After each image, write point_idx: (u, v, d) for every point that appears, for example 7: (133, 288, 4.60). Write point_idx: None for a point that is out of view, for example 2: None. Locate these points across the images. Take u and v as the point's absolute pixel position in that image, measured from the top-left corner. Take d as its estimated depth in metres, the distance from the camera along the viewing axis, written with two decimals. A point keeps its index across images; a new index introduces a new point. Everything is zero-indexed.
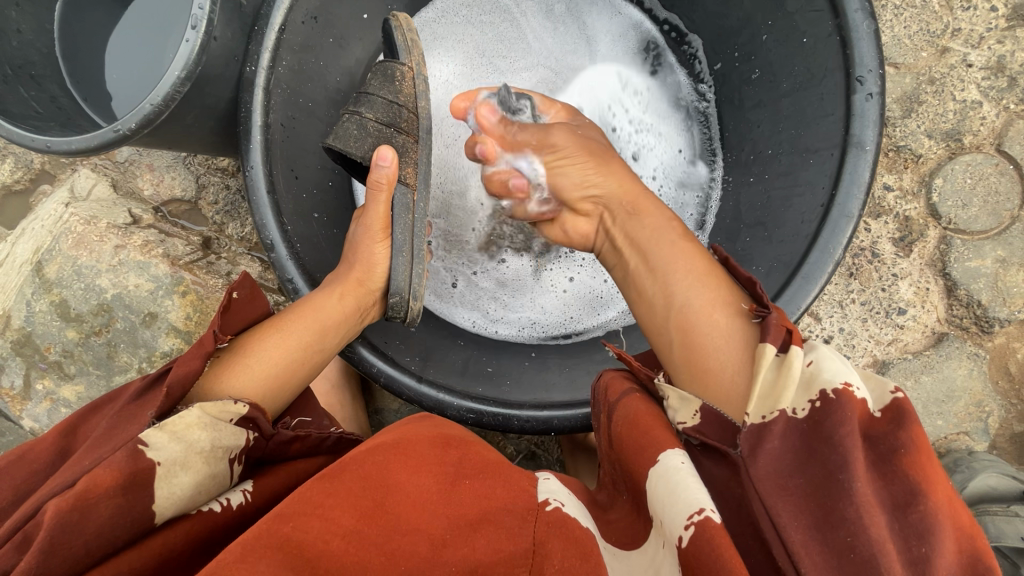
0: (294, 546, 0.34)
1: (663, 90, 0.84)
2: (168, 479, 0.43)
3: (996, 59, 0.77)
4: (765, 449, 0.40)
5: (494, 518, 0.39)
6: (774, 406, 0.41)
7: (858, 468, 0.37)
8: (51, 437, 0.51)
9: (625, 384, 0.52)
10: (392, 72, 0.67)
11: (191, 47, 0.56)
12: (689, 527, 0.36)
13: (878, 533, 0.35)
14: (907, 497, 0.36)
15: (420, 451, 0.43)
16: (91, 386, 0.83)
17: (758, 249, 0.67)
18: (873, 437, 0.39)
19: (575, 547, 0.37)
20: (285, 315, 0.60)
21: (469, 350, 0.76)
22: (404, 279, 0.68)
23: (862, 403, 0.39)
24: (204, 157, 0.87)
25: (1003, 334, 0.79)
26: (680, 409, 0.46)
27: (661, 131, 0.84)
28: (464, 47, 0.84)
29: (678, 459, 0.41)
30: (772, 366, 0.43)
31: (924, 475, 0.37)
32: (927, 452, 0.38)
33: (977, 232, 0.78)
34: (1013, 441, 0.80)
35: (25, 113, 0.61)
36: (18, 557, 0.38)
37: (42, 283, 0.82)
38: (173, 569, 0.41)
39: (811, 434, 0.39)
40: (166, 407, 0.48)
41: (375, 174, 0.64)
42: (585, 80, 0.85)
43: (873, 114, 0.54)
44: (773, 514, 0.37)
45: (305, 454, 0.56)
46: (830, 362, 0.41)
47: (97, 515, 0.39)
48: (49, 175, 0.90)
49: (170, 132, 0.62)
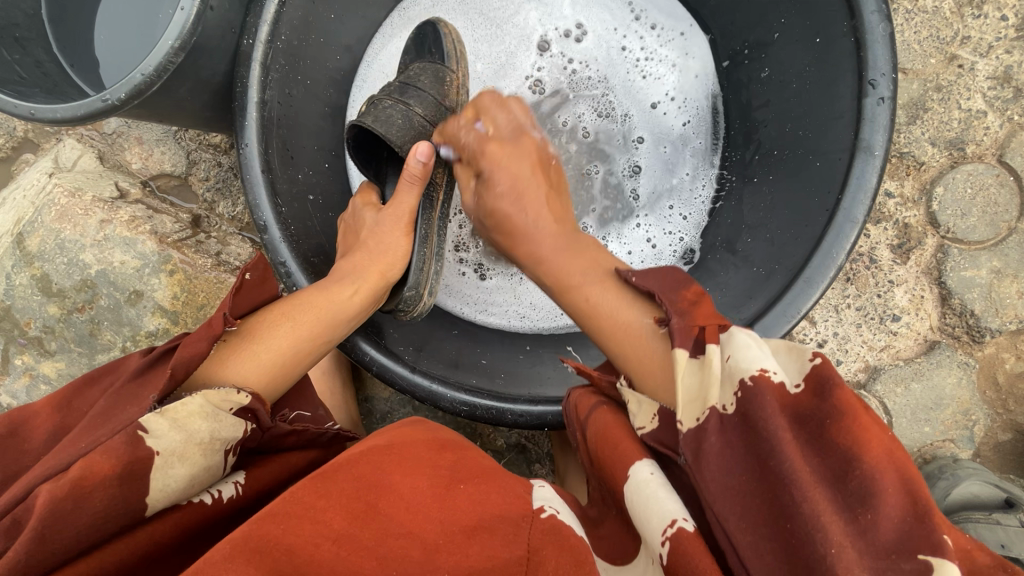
0: (286, 549, 0.33)
1: (691, 37, 0.79)
2: (164, 470, 0.41)
3: (1003, 69, 0.77)
4: (704, 449, 0.39)
5: (490, 526, 0.37)
6: (703, 405, 0.41)
7: (785, 451, 0.36)
8: (46, 413, 0.49)
9: (593, 400, 0.52)
10: (443, 76, 0.71)
11: (187, 15, 0.54)
12: (665, 544, 0.37)
13: (817, 513, 0.34)
14: (843, 467, 0.35)
15: (418, 454, 0.42)
16: (72, 364, 0.81)
17: (759, 251, 0.66)
18: (802, 414, 0.38)
19: (570, 556, 0.36)
20: (291, 301, 0.58)
21: (463, 341, 0.75)
22: (421, 274, 0.69)
23: (780, 387, 0.39)
24: (195, 132, 0.85)
25: (993, 344, 0.79)
26: (638, 413, 0.46)
27: (679, 63, 0.80)
28: (466, 9, 0.81)
29: (646, 471, 0.42)
30: (692, 368, 0.42)
31: (855, 438, 0.36)
32: (852, 413, 0.36)
33: (974, 241, 0.78)
34: (997, 450, 0.81)
35: (8, 76, 0.58)
36: (6, 544, 0.37)
37: (24, 255, 0.80)
38: (158, 562, 0.41)
39: (743, 429, 0.38)
40: (168, 389, 0.46)
41: (410, 165, 0.66)
42: (599, 8, 0.80)
43: (884, 119, 0.54)
44: (719, 517, 0.38)
45: (299, 447, 0.55)
46: (746, 350, 0.40)
47: (91, 504, 0.38)
48: (33, 144, 0.87)
49: (161, 105, 0.59)
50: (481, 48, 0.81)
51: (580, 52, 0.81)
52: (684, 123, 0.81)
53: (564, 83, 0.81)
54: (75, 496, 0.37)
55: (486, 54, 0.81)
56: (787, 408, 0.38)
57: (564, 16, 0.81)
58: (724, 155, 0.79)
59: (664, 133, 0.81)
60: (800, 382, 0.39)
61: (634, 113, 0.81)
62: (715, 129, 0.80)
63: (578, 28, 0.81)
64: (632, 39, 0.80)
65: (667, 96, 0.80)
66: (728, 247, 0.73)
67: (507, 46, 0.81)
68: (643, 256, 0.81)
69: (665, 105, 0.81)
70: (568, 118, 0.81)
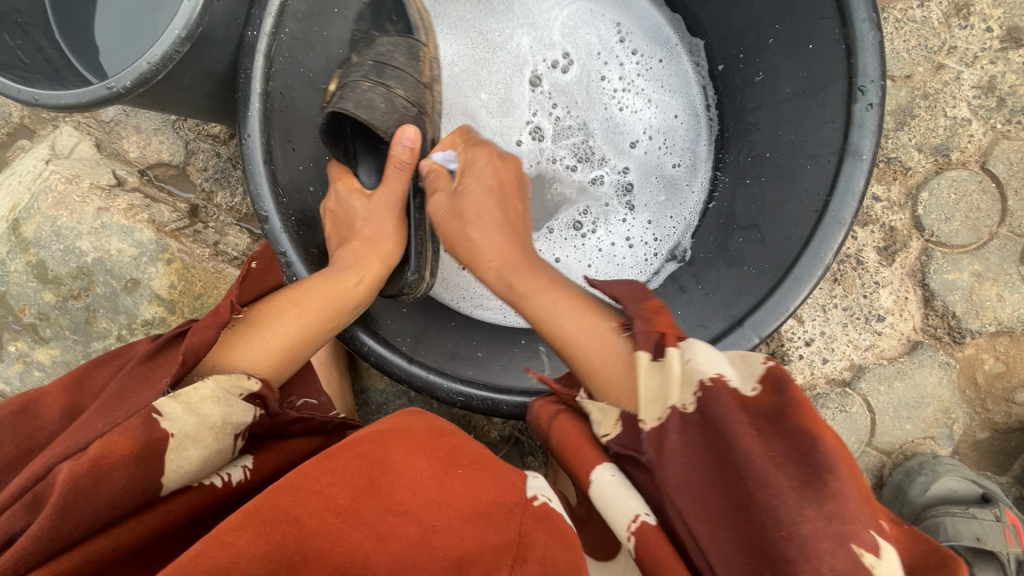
0: (292, 518, 0.35)
1: (669, 62, 0.82)
2: (179, 451, 0.43)
3: (987, 79, 0.79)
4: (666, 446, 0.43)
5: (485, 510, 0.39)
6: (664, 404, 0.44)
7: (744, 441, 0.40)
8: (58, 392, 0.53)
9: (554, 406, 0.53)
10: (416, 51, 0.71)
11: (195, 6, 0.54)
12: (631, 538, 0.41)
13: (774, 496, 0.37)
14: (803, 453, 0.39)
15: (418, 437, 0.44)
16: (66, 351, 0.81)
17: (749, 250, 0.68)
18: (763, 410, 0.42)
19: (558, 536, 0.39)
20: (296, 288, 0.59)
21: (461, 332, 0.75)
22: (423, 264, 0.71)
23: (735, 388, 0.43)
24: (194, 122, 0.84)
25: (973, 345, 0.81)
26: (603, 421, 0.48)
27: (654, 98, 0.82)
28: (466, 27, 0.82)
29: (607, 473, 0.46)
30: (652, 370, 0.46)
31: (811, 425, 0.40)
32: (807, 408, 0.41)
33: (957, 245, 0.80)
34: (976, 448, 0.83)
35: (11, 62, 0.58)
36: (30, 519, 0.38)
37: (19, 242, 0.81)
38: (168, 538, 0.42)
39: (702, 426, 0.42)
40: (180, 374, 0.49)
41: (395, 152, 0.67)
42: (586, 31, 0.82)
43: (872, 124, 0.56)
44: (681, 511, 0.42)
45: (304, 434, 0.57)
46: (704, 355, 0.45)
47: (110, 483, 0.40)
48: (28, 130, 0.87)
49: (165, 94, 0.60)
50: (484, 76, 0.82)
51: (565, 86, 0.82)
52: (665, 157, 0.83)
53: (551, 130, 0.82)
54: (94, 475, 0.39)
55: (487, 83, 0.82)
56: (744, 406, 0.42)
57: (553, 45, 0.82)
58: (718, 156, 0.80)
59: (648, 172, 0.83)
60: (757, 384, 0.43)
61: (606, 153, 0.83)
62: (698, 156, 0.82)
63: (565, 59, 0.82)
64: (612, 69, 0.82)
65: (644, 134, 0.83)
66: (719, 247, 0.74)
67: (502, 77, 0.81)
68: (623, 253, 0.83)
69: (643, 143, 0.83)
70: (551, 160, 0.83)
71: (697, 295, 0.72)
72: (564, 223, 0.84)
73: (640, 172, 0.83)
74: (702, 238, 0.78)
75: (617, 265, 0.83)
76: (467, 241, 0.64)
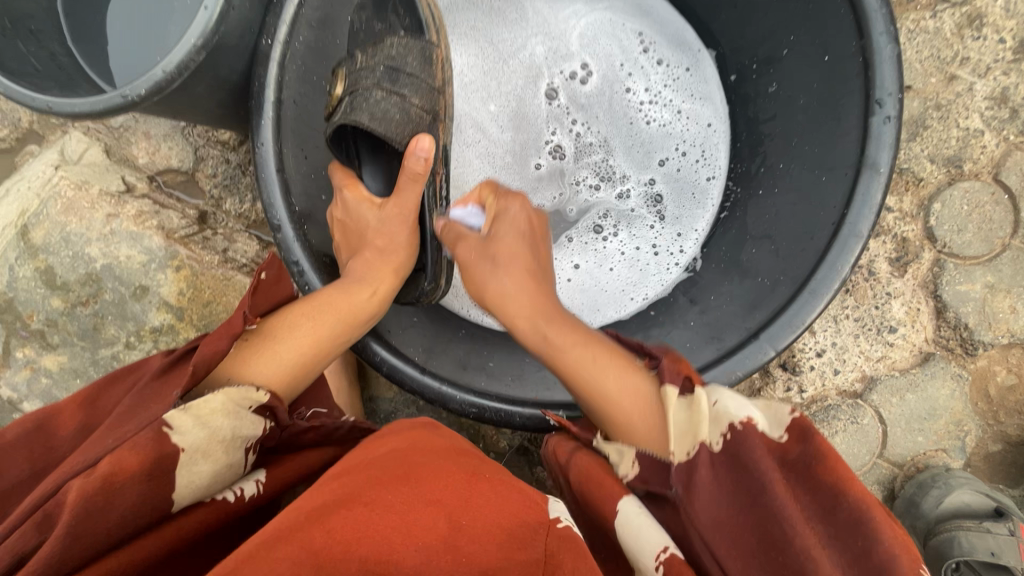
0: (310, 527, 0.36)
1: (696, 70, 0.80)
2: (190, 467, 0.43)
3: (1000, 90, 0.79)
4: (695, 482, 0.45)
5: (507, 526, 0.38)
6: (694, 441, 0.45)
7: (775, 489, 0.41)
8: (72, 410, 0.53)
9: (569, 445, 0.56)
10: (429, 52, 0.64)
11: (211, 15, 0.53)
12: (658, 565, 0.41)
13: (803, 542, 0.39)
14: (831, 503, 0.41)
15: (434, 455, 0.44)
16: (74, 357, 0.81)
17: (763, 262, 0.68)
18: (791, 459, 0.43)
19: (582, 557, 0.37)
20: (314, 300, 0.59)
21: (471, 341, 0.74)
22: (438, 272, 0.70)
23: (761, 433, 0.44)
24: (204, 128, 0.81)
25: (985, 357, 0.81)
26: (621, 460, 0.50)
27: (684, 108, 0.81)
28: (474, 37, 0.81)
29: (634, 505, 0.46)
30: (680, 406, 0.47)
31: (836, 477, 0.41)
32: (832, 460, 0.42)
33: (969, 257, 0.80)
34: (988, 460, 0.83)
35: (23, 69, 0.58)
36: (41, 537, 0.38)
37: (27, 248, 0.81)
38: (182, 552, 0.42)
39: (732, 466, 0.44)
40: (190, 386, 0.48)
41: (410, 162, 0.62)
42: (605, 42, 0.81)
43: (889, 138, 0.56)
44: (710, 547, 0.43)
45: (316, 445, 0.57)
46: (732, 399, 0.45)
47: (121, 500, 0.39)
48: (38, 135, 0.86)
49: (178, 102, 0.59)
50: (493, 87, 0.81)
51: (586, 96, 0.82)
52: (699, 169, 0.82)
53: (571, 148, 0.82)
54: (105, 493, 0.39)
55: (496, 95, 0.81)
56: (773, 451, 0.44)
57: (570, 55, 0.81)
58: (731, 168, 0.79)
59: (682, 178, 0.82)
60: (783, 433, 0.44)
61: (632, 172, 0.83)
62: (725, 166, 0.80)
63: (584, 69, 0.82)
64: (637, 81, 0.81)
65: (678, 150, 0.82)
66: (730, 259, 0.74)
67: (515, 89, 0.81)
68: (647, 258, 0.82)
69: (674, 160, 0.82)
70: (572, 184, 0.83)
71: (710, 304, 0.72)
72: (585, 228, 0.84)
73: (669, 184, 0.82)
74: (713, 250, 0.78)
75: (640, 269, 0.82)
76: (496, 273, 0.62)
